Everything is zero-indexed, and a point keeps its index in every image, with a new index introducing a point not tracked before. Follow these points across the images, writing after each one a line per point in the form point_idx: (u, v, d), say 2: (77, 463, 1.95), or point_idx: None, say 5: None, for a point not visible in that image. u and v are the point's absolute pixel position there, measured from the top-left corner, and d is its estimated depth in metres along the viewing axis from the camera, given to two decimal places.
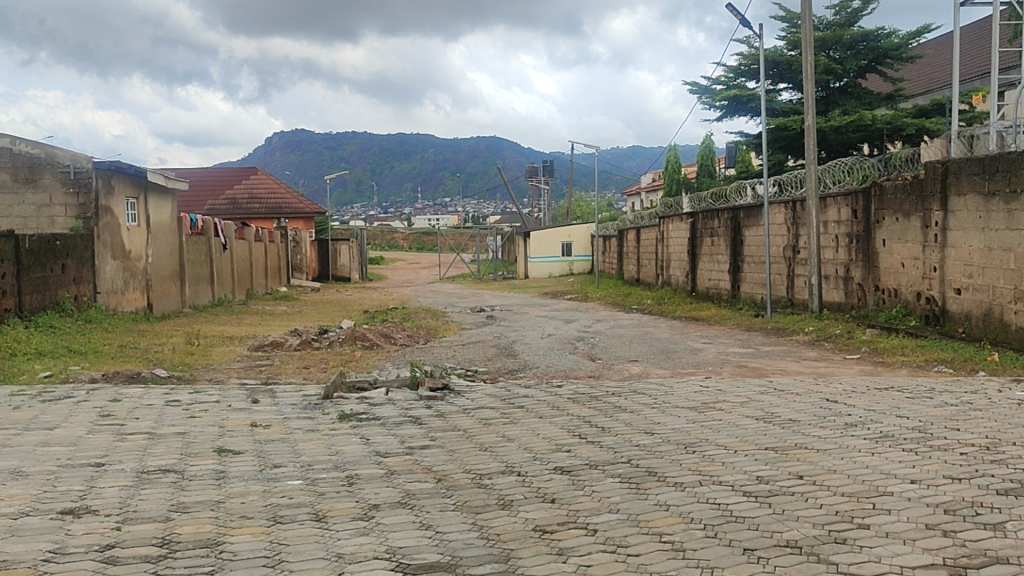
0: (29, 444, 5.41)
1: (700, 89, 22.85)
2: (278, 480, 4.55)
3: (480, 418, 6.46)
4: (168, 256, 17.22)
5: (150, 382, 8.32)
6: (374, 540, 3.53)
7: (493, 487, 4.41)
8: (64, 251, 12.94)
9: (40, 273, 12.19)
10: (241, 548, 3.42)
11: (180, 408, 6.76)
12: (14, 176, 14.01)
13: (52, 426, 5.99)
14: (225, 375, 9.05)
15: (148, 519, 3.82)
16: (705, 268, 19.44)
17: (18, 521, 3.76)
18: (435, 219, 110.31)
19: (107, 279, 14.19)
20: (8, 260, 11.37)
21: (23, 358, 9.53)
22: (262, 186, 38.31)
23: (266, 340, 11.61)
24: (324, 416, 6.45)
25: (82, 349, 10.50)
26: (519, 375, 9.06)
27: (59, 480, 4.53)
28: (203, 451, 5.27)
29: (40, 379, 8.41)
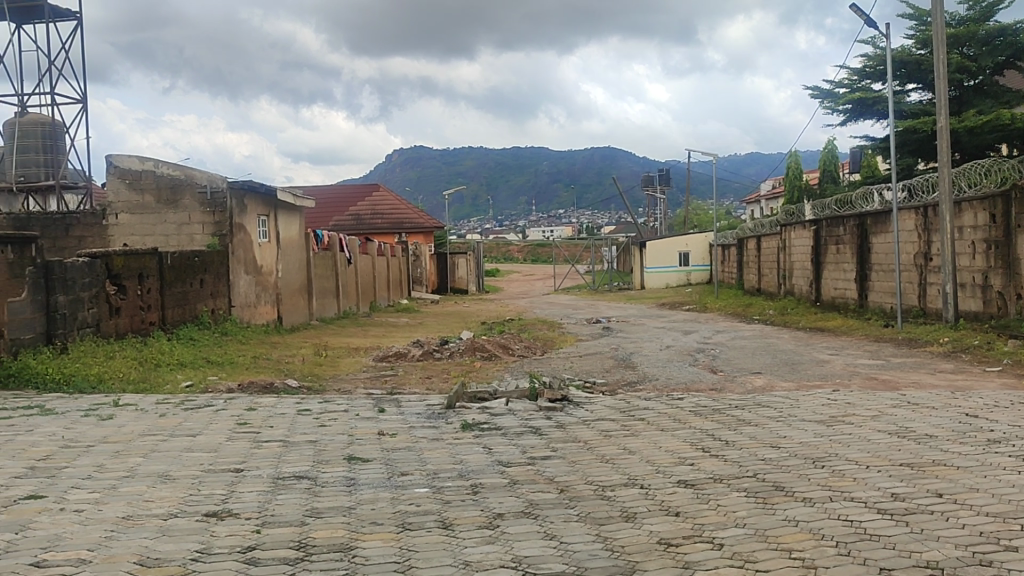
0: (176, 449, 5.74)
1: (822, 94, 22.12)
2: (406, 488, 4.67)
3: (600, 429, 6.43)
4: (297, 270, 17.92)
5: (283, 392, 8.68)
6: (500, 548, 3.58)
7: (617, 499, 4.40)
8: (202, 267, 13.67)
9: (181, 289, 12.93)
10: (373, 554, 3.53)
11: (311, 417, 7.04)
12: (158, 197, 14.85)
13: (195, 433, 6.34)
14: (352, 385, 9.33)
15: (285, 523, 3.99)
16: (830, 277, 18.80)
17: (168, 521, 4.01)
18: (549, 231, 110.93)
19: (240, 293, 14.92)
20: (151, 276, 12.15)
21: (166, 369, 10.13)
22: (384, 202, 39.45)
23: (390, 351, 11.92)
24: (447, 426, 6.59)
25: (219, 360, 11.06)
26: (640, 387, 8.98)
27: (203, 484, 4.78)
28: (334, 458, 5.46)
29: (183, 388, 8.92)
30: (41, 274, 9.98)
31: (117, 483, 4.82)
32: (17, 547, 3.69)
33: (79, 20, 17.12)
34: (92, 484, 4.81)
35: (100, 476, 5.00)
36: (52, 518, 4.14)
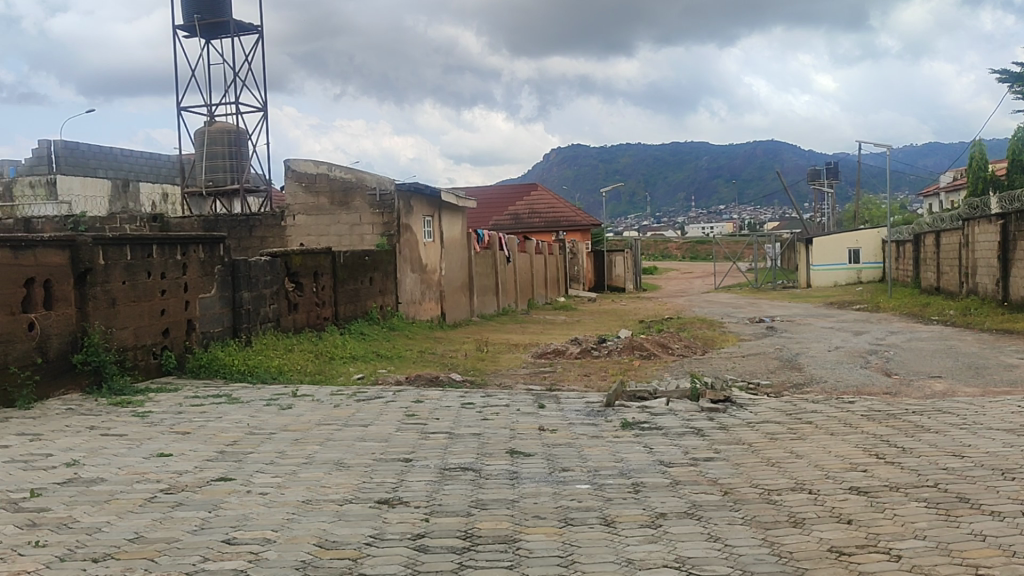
0: (349, 438, 6.04)
1: (1011, 78, 20.50)
2: (567, 483, 4.72)
3: (766, 432, 6.24)
4: (459, 268, 18.39)
5: (447, 385, 8.95)
6: (663, 548, 3.55)
7: (784, 504, 4.26)
8: (372, 266, 14.30)
9: (353, 286, 13.60)
10: (537, 547, 3.58)
11: (474, 410, 7.22)
12: (331, 199, 15.60)
13: (366, 423, 6.65)
14: (513, 380, 9.51)
15: (452, 512, 4.12)
16: (1020, 275, 17.41)
17: (344, 506, 4.23)
18: (708, 227, 108.58)
19: (406, 290, 15.49)
20: (326, 274, 12.83)
21: (340, 362, 10.67)
22: (542, 201, 39.87)
23: (549, 348, 12.04)
24: (607, 423, 6.59)
25: (387, 354, 11.53)
26: (807, 389, 8.65)
27: (375, 472, 5.01)
28: (497, 452, 5.58)
29: (354, 380, 9.38)
30: (228, 273, 10.77)
31: (297, 468, 5.13)
32: (210, 525, 4.00)
33: (260, 34, 18.27)
34: (275, 468, 5.14)
35: (281, 462, 5.34)
36: (239, 499, 4.46)
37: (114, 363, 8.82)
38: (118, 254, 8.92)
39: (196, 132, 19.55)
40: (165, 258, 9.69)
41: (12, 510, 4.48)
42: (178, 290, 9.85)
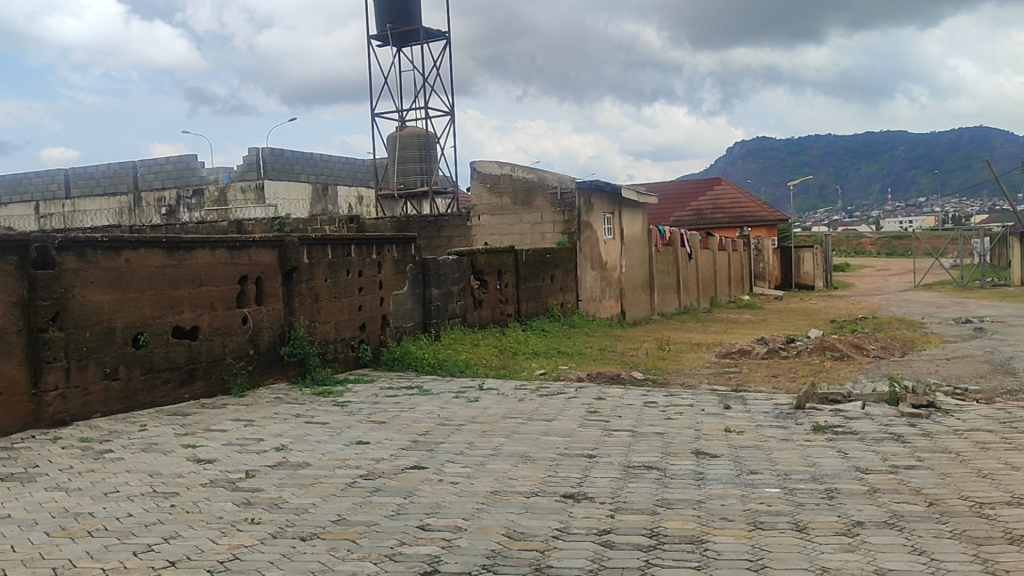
0: (534, 432, 6.16)
1: None
2: (756, 487, 4.59)
3: (975, 441, 5.80)
4: (640, 266, 18.28)
5: (629, 383, 8.93)
6: (861, 558, 3.39)
7: (998, 519, 3.95)
8: (554, 264, 14.50)
9: (536, 283, 13.87)
10: (725, 549, 3.52)
11: (657, 409, 7.17)
12: (514, 199, 15.93)
13: (550, 418, 6.75)
14: (696, 379, 9.35)
15: (637, 510, 4.11)
16: None
17: (530, 499, 4.32)
18: (906, 221, 102.00)
19: (587, 288, 15.59)
20: (510, 271, 13.17)
21: (523, 358, 10.89)
22: (726, 196, 38.86)
23: (734, 348, 11.73)
24: (797, 426, 6.35)
25: (569, 351, 11.64)
26: (1023, 396, 7.95)
27: (559, 466, 5.08)
28: (682, 451, 5.51)
29: (537, 376, 9.54)
30: (419, 271, 11.25)
31: (485, 460, 5.29)
32: (406, 511, 4.21)
33: (448, 40, 18.90)
34: (464, 459, 5.33)
35: (469, 453, 5.52)
36: (432, 487, 4.66)
37: (317, 355, 9.44)
38: (321, 253, 9.56)
39: (389, 137, 20.51)
40: (363, 257, 10.26)
41: (231, 488, 4.91)
42: (374, 287, 10.41)
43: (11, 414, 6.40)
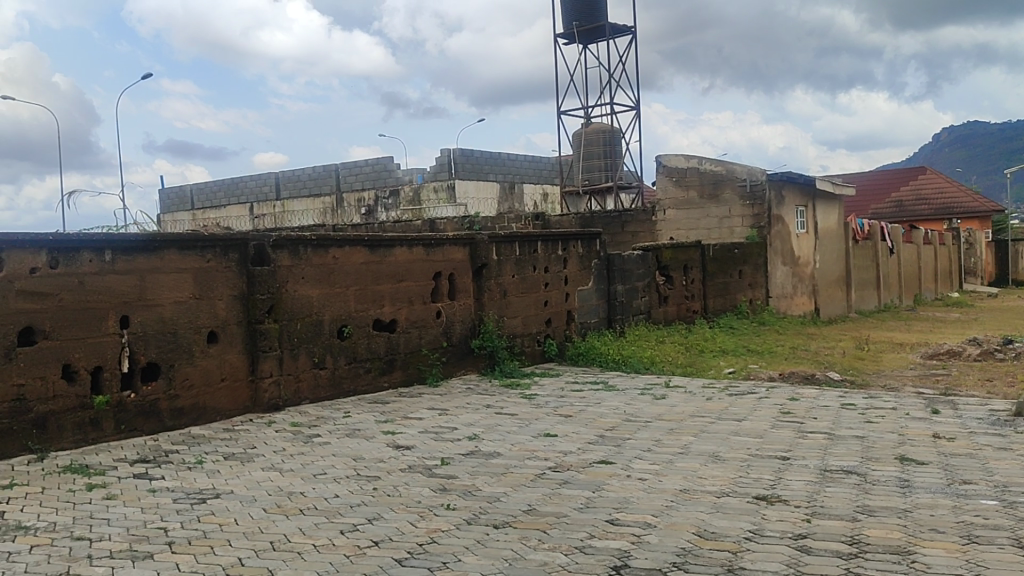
0: (724, 431, 6.02)
1: None
2: (969, 498, 4.27)
3: None
4: (835, 261, 17.42)
5: (824, 384, 8.54)
6: None
7: None
8: (742, 259, 14.16)
9: (723, 280, 13.65)
10: (935, 562, 3.30)
11: (857, 412, 6.81)
12: (701, 192, 15.60)
13: (741, 417, 6.58)
14: (899, 382, 8.80)
15: (836, 516, 3.94)
16: None
17: (721, 499, 4.25)
18: None
19: (777, 284, 15.08)
20: (696, 267, 13.03)
21: (710, 355, 10.67)
22: (932, 186, 36.27)
23: (942, 349, 10.94)
24: (1018, 435, 5.85)
25: (758, 349, 11.27)
26: None
27: (751, 467, 4.95)
28: (885, 457, 5.22)
29: (726, 374, 9.31)
30: (604, 267, 11.29)
31: (674, 458, 5.24)
32: (595, 504, 4.25)
33: (634, 34, 18.79)
34: (652, 456, 5.30)
35: (658, 450, 5.48)
36: (620, 482, 4.68)
37: (505, 348, 9.71)
38: (509, 250, 9.83)
39: (574, 134, 20.64)
40: (549, 253, 10.45)
41: (428, 474, 5.15)
42: (560, 283, 10.59)
43: (233, 397, 7.16)
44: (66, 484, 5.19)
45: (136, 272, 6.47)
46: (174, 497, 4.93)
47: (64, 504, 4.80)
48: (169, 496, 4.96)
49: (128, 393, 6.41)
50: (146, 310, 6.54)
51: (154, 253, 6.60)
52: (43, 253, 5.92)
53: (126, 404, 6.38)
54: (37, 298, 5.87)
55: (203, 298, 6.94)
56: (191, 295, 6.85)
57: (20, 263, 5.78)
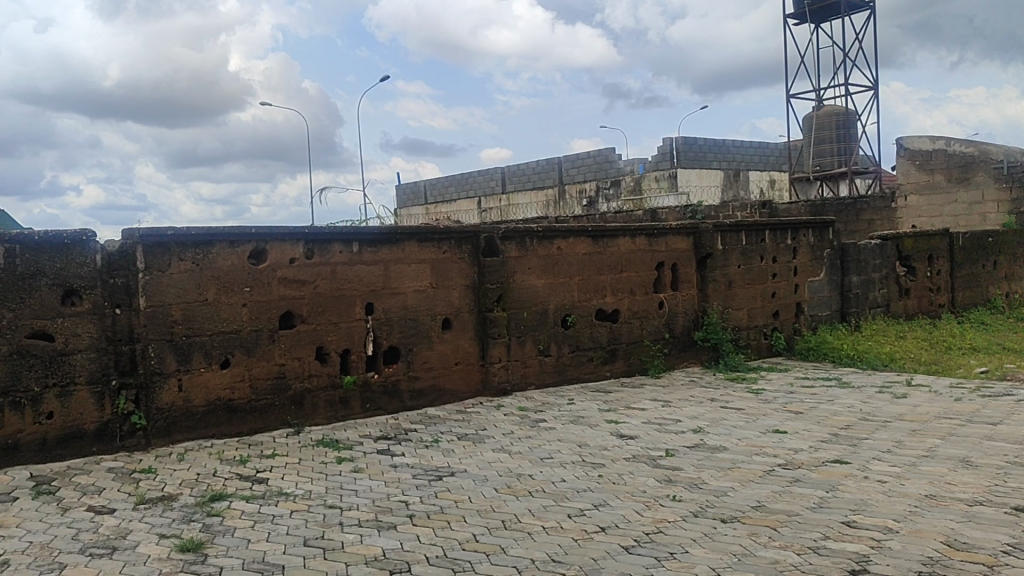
0: (976, 436, 5.55)
1: None
2: None
3: None
4: None
5: None
6: None
7: None
8: (996, 248, 13.03)
9: (972, 270, 12.59)
10: None
11: None
12: (948, 176, 14.81)
13: (995, 421, 6.03)
14: None
15: None
16: None
17: (974, 508, 3.93)
18: None
19: None
20: (942, 257, 12.10)
21: (958, 353, 9.86)
22: None
23: None
24: None
25: (1016, 347, 10.25)
26: None
27: (1009, 475, 4.53)
28: None
29: (977, 374, 8.56)
30: (838, 257, 10.74)
31: (917, 461, 4.91)
32: (829, 505, 4.12)
33: (873, 9, 17.62)
34: (893, 457, 4.99)
35: (899, 451, 5.16)
36: (858, 483, 4.45)
37: (730, 341, 9.50)
38: (735, 239, 9.58)
39: (804, 118, 19.70)
40: (777, 243, 10.07)
41: (653, 465, 5.17)
42: (789, 274, 10.20)
43: (466, 380, 7.54)
44: (319, 456, 5.70)
45: (381, 262, 6.95)
46: (413, 473, 5.27)
47: (319, 474, 5.27)
48: (409, 472, 5.31)
49: (372, 374, 6.96)
50: (388, 298, 7.01)
51: (396, 244, 7.05)
52: (301, 245, 6.51)
53: (371, 384, 6.93)
54: (296, 286, 6.49)
55: (439, 287, 7.33)
56: (429, 284, 7.26)
57: (281, 254, 6.40)
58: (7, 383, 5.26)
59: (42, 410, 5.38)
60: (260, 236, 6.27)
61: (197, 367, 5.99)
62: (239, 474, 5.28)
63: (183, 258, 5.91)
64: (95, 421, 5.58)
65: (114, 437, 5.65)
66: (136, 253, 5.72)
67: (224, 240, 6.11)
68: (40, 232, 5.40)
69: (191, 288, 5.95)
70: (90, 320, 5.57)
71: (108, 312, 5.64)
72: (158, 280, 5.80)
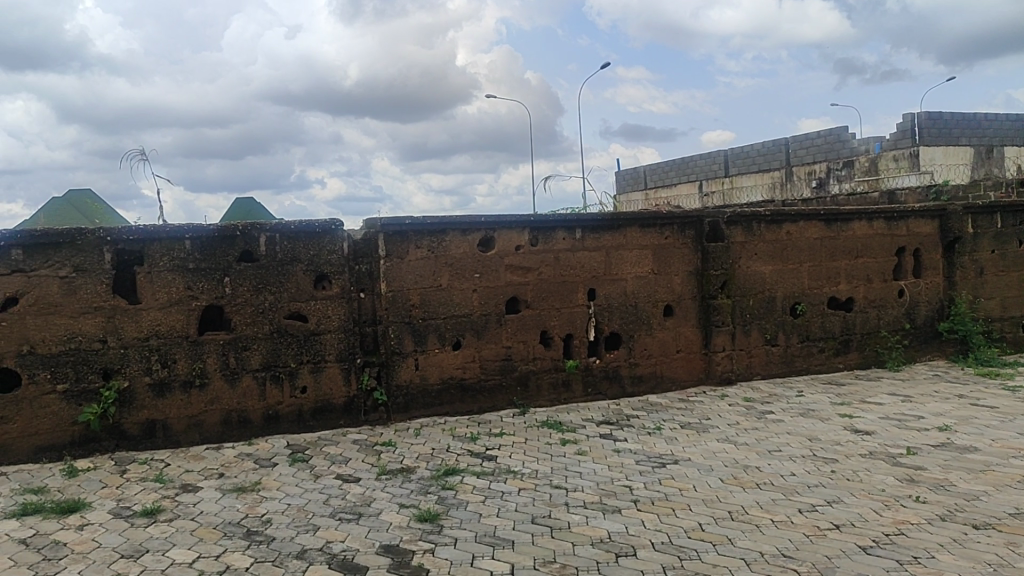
0: None
1: None
2: None
3: None
4: None
5: None
6: None
7: None
8: None
9: None
10: None
11: None
12: None
13: None
14: None
15: None
16: None
17: None
18: None
19: None
20: None
21: None
22: None
23: None
24: None
25: None
26: None
27: None
28: None
29: None
30: None
31: None
32: None
33: None
34: None
35: None
36: None
37: (981, 333, 8.72)
38: (987, 222, 8.77)
39: None
40: None
41: (892, 463, 4.87)
42: None
43: (689, 368, 7.45)
44: (545, 438, 5.85)
45: (603, 249, 6.99)
46: (636, 459, 5.28)
47: (544, 455, 5.41)
48: (632, 457, 5.32)
49: (594, 359, 7.05)
50: (610, 284, 7.05)
51: (619, 230, 7.06)
52: (527, 232, 6.68)
53: (593, 368, 7.02)
54: (522, 272, 6.67)
55: (661, 274, 7.27)
56: (651, 270, 7.22)
57: (508, 241, 6.61)
58: (269, 358, 5.82)
59: (298, 383, 5.92)
60: (489, 223, 6.49)
61: (431, 348, 6.34)
62: (470, 451, 5.53)
63: (419, 246, 6.26)
64: (343, 395, 6.07)
65: (359, 411, 6.13)
66: (378, 241, 6.12)
67: (456, 228, 6.38)
68: (295, 222, 5.86)
69: (426, 275, 6.29)
70: (338, 303, 6.03)
71: (354, 296, 6.09)
72: (397, 266, 6.18)
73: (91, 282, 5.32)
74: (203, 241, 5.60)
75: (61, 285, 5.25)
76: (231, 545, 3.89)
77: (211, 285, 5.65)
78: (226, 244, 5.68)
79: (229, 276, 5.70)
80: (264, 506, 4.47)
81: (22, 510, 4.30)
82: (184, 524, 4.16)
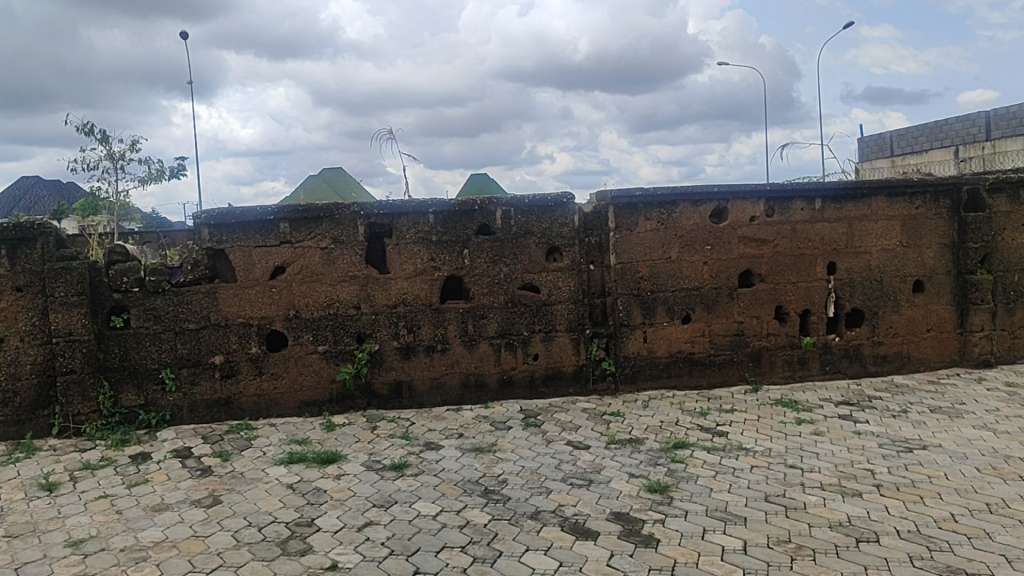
0: None
1: None
2: None
3: None
4: None
5: None
6: None
7: None
8: None
9: None
10: None
11: None
12: None
13: None
14: None
15: None
16: None
17: None
18: None
19: None
20: None
21: None
22: None
23: None
24: None
25: None
26: None
27: None
28: None
29: None
30: None
31: None
32: None
33: None
34: None
35: None
36: None
37: None
38: None
39: None
40: None
41: None
42: None
43: (940, 349, 6.92)
44: (779, 416, 5.67)
45: (845, 220, 6.63)
46: (880, 442, 5.00)
47: (779, 433, 5.25)
48: (875, 440, 5.04)
49: (833, 337, 6.73)
50: (853, 257, 6.67)
51: (863, 200, 6.65)
52: (762, 203, 6.46)
53: (831, 346, 6.70)
54: (757, 244, 6.47)
55: (911, 246, 6.77)
56: (899, 243, 6.75)
57: (742, 212, 6.43)
58: (504, 327, 6.06)
59: (531, 351, 6.13)
60: (723, 194, 6.34)
61: (661, 321, 6.32)
62: (700, 425, 5.47)
63: (649, 218, 6.24)
64: (573, 364, 6.22)
65: (589, 380, 6.26)
66: (608, 213, 6.17)
67: (688, 199, 6.29)
68: (529, 197, 6.02)
69: (657, 247, 6.27)
70: (569, 275, 6.15)
71: (584, 268, 6.19)
72: (627, 238, 6.20)
73: (348, 253, 5.77)
74: (444, 215, 5.91)
75: (322, 256, 5.74)
76: (471, 502, 4.13)
77: (452, 257, 5.96)
78: (465, 218, 5.96)
79: (467, 248, 5.98)
80: (500, 467, 4.69)
81: (289, 458, 4.79)
82: (427, 479, 4.46)
